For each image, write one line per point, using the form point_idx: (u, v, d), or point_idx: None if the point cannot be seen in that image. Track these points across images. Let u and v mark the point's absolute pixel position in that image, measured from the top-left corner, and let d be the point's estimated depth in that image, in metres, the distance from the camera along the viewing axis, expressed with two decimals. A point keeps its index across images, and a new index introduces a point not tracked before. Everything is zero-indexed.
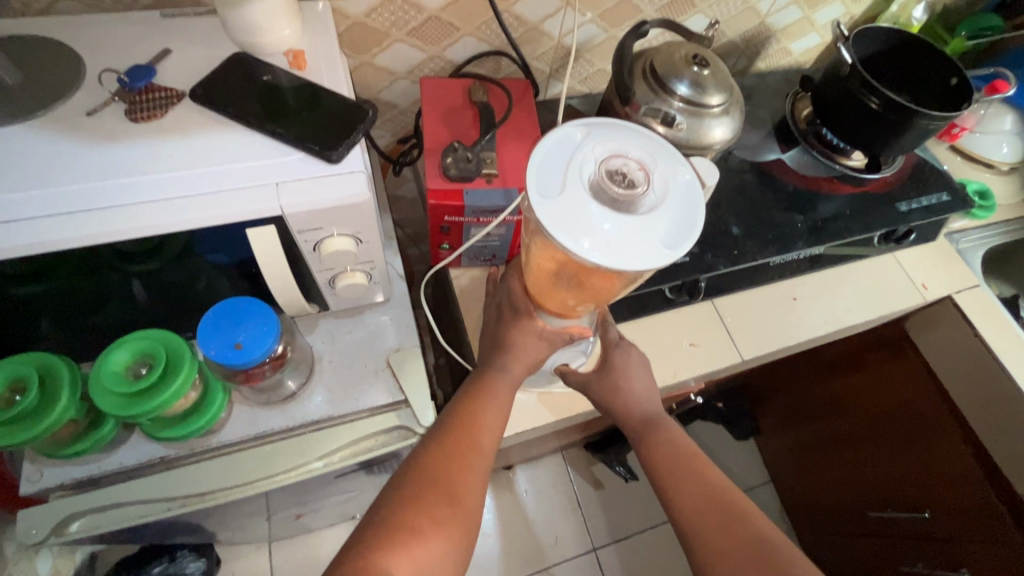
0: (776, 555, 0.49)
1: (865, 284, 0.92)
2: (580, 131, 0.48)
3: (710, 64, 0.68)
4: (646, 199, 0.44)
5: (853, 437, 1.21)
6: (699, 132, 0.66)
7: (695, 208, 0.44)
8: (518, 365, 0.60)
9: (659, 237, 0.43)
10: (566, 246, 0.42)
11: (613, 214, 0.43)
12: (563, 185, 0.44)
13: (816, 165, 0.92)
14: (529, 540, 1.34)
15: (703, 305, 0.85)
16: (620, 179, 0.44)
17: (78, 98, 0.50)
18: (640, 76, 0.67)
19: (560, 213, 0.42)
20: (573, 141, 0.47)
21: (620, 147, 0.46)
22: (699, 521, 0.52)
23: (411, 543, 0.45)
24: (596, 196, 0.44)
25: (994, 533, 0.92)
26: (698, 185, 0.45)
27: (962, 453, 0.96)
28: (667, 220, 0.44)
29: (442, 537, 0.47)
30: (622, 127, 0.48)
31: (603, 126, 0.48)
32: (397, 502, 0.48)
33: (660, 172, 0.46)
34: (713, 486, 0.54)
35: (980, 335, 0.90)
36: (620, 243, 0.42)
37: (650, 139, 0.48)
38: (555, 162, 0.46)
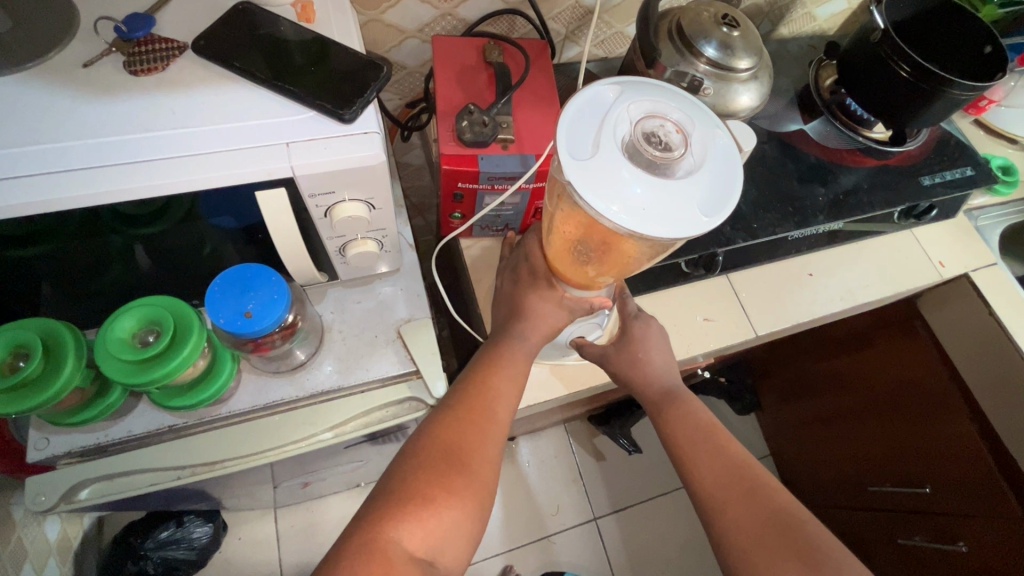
0: (796, 526, 0.49)
1: (882, 261, 0.90)
2: (614, 89, 0.45)
3: (740, 25, 0.64)
4: (682, 164, 0.42)
5: (857, 413, 1.22)
6: (725, 98, 0.64)
7: (733, 175, 0.42)
8: (535, 334, 0.59)
9: (695, 204, 0.41)
10: (596, 210, 0.40)
11: (648, 178, 0.41)
12: (595, 145, 0.42)
13: (838, 137, 0.89)
14: (531, 509, 1.36)
15: (718, 279, 0.83)
16: (655, 140, 0.42)
17: (73, 47, 0.47)
18: (667, 36, 0.64)
19: (592, 173, 0.40)
20: (605, 100, 0.45)
21: (656, 108, 0.44)
22: (717, 492, 0.52)
23: (425, 513, 0.45)
24: (629, 158, 0.41)
25: (994, 508, 0.94)
26: (737, 151, 0.43)
27: (967, 430, 0.96)
28: (704, 186, 0.42)
29: (457, 509, 0.46)
30: (660, 88, 0.45)
31: (638, 85, 0.46)
32: (412, 472, 0.47)
33: (698, 135, 0.44)
34: (732, 458, 0.54)
35: (995, 313, 0.89)
36: (653, 209, 0.40)
37: (688, 101, 0.46)
38: (586, 121, 0.43)
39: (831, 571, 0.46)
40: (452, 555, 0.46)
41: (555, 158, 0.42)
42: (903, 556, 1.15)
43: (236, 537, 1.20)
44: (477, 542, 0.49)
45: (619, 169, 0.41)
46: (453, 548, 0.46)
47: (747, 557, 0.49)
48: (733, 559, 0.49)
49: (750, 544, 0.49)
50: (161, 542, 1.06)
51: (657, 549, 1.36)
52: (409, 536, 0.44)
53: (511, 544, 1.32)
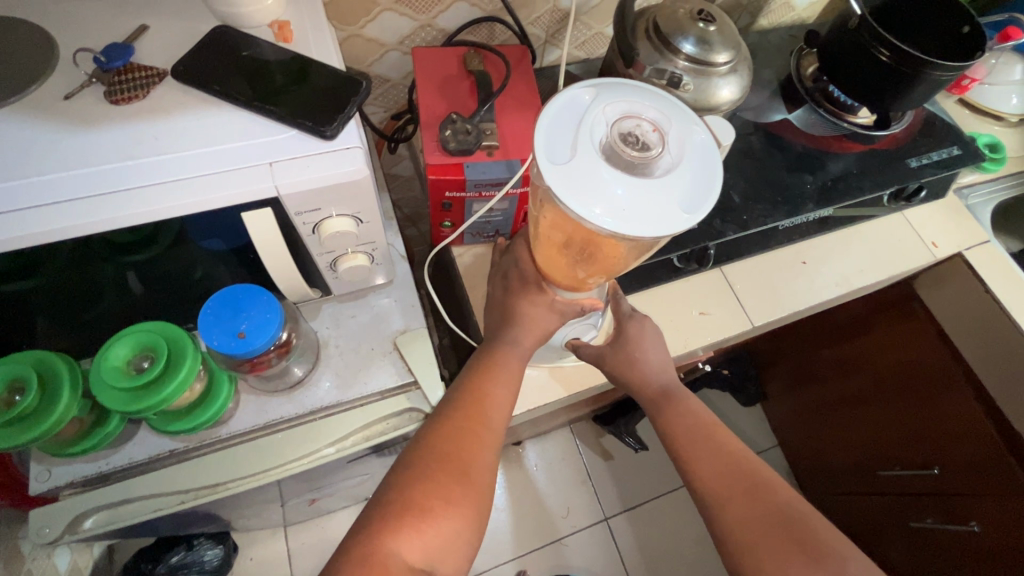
0: (799, 520, 0.49)
1: (875, 245, 0.90)
2: (586, 91, 0.45)
3: (716, 20, 0.65)
4: (661, 162, 0.42)
5: (861, 397, 1.22)
6: (706, 93, 0.64)
7: (714, 169, 0.42)
8: (529, 339, 0.59)
9: (676, 201, 0.41)
10: (579, 215, 0.40)
11: (627, 179, 0.41)
12: (572, 151, 0.42)
13: (823, 124, 0.90)
14: (542, 513, 1.36)
15: (712, 273, 0.84)
16: (632, 140, 0.42)
17: (53, 81, 0.47)
18: (645, 34, 0.64)
19: (572, 179, 0.41)
20: (578, 103, 0.45)
21: (629, 107, 0.44)
22: (717, 487, 0.52)
23: (426, 522, 0.45)
24: (607, 160, 0.42)
25: (1002, 486, 0.93)
26: (715, 145, 0.43)
27: (972, 408, 0.96)
28: (685, 181, 0.42)
29: (454, 516, 0.46)
30: (634, 86, 0.46)
31: (610, 86, 0.46)
32: (407, 483, 0.47)
33: (675, 132, 0.44)
34: (731, 453, 0.54)
35: (991, 292, 0.89)
36: (635, 209, 0.40)
37: (662, 98, 0.46)
38: (561, 125, 0.44)
39: (836, 562, 0.46)
40: (452, 564, 0.46)
41: (534, 165, 0.42)
42: (916, 539, 1.15)
43: (248, 558, 1.19)
44: (476, 550, 0.49)
45: (597, 171, 0.41)
46: (452, 557, 0.46)
47: (751, 551, 0.49)
48: (737, 554, 0.49)
49: (753, 538, 0.49)
50: (172, 567, 1.05)
51: (669, 546, 1.36)
52: (407, 549, 0.44)
53: (523, 548, 1.32)
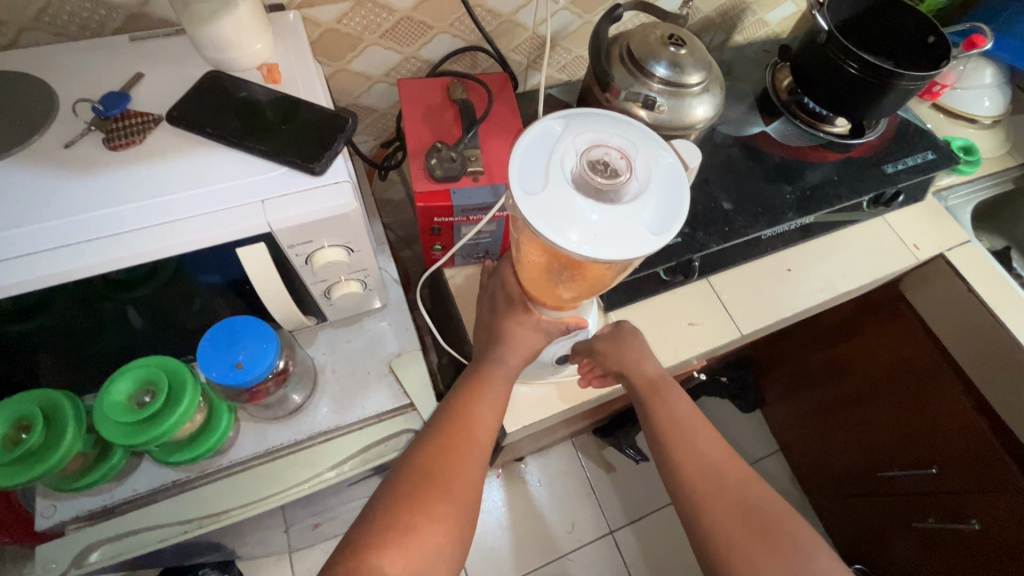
0: (773, 522, 0.52)
1: (858, 249, 0.92)
2: (556, 123, 0.48)
3: (686, 43, 0.68)
4: (629, 187, 0.45)
5: (857, 399, 1.23)
6: (681, 112, 0.67)
7: (680, 190, 0.45)
8: (515, 357, 0.61)
9: (645, 223, 0.43)
10: (554, 242, 0.43)
11: (598, 205, 0.43)
12: (545, 180, 0.44)
13: (800, 135, 0.92)
14: (547, 528, 1.36)
15: (699, 284, 0.85)
16: (600, 167, 0.45)
17: (54, 130, 0.49)
18: (620, 60, 0.67)
19: (546, 208, 0.43)
20: (549, 134, 0.47)
21: (597, 136, 0.47)
22: (706, 496, 0.53)
23: (413, 536, 0.46)
24: (578, 188, 0.44)
25: (997, 482, 0.94)
26: (680, 168, 0.45)
27: (963, 406, 0.98)
28: (653, 204, 0.44)
29: (438, 532, 0.47)
30: (601, 116, 0.48)
31: (578, 117, 0.48)
32: (392, 500, 0.48)
33: (642, 157, 0.46)
34: (719, 463, 0.55)
35: (974, 291, 0.91)
36: (606, 234, 0.42)
37: (628, 125, 0.49)
38: (533, 156, 0.46)
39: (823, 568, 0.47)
40: None
41: (509, 194, 0.45)
42: (919, 539, 1.15)
43: None
44: (461, 566, 0.49)
45: (569, 198, 0.43)
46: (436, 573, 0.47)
47: (730, 553, 0.51)
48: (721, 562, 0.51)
49: (731, 540, 0.51)
50: None
51: (675, 557, 1.36)
52: (393, 562, 0.44)
53: (529, 565, 1.32)
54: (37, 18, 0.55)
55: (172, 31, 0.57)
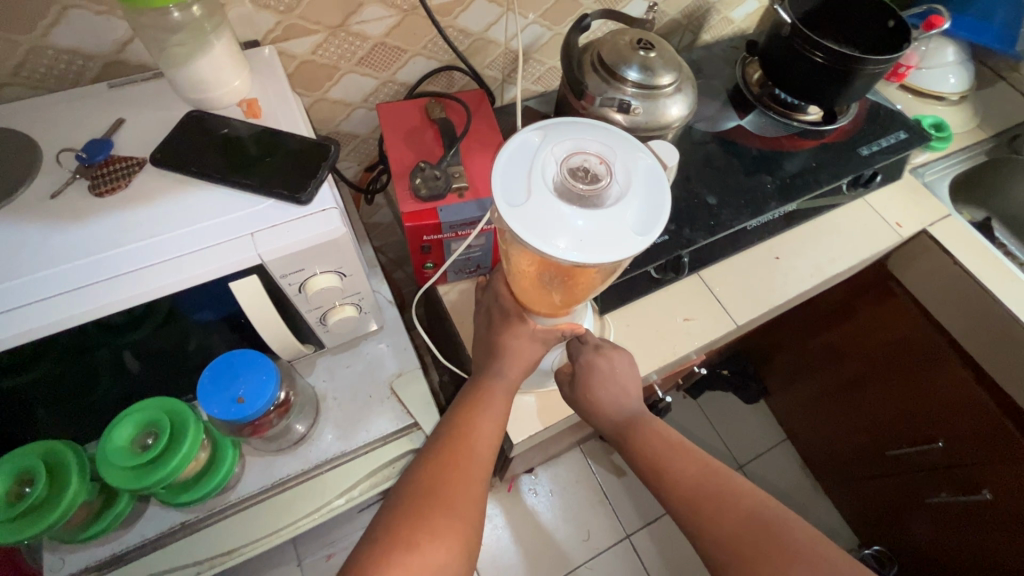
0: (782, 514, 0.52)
1: (842, 232, 0.94)
2: (535, 134, 0.49)
3: (655, 46, 0.70)
4: (611, 191, 0.46)
5: (858, 380, 1.24)
6: (656, 113, 0.68)
7: (661, 191, 0.46)
8: (513, 371, 0.61)
9: (628, 225, 0.44)
10: (542, 251, 0.43)
11: (581, 212, 0.44)
12: (528, 191, 0.45)
13: (775, 126, 0.94)
14: (563, 538, 1.35)
15: (690, 279, 0.86)
16: (582, 174, 0.46)
17: (38, 182, 0.50)
18: (592, 68, 0.69)
19: (531, 219, 0.43)
20: (529, 145, 0.48)
21: (576, 144, 0.48)
22: (715, 491, 0.54)
23: (415, 553, 0.46)
24: (561, 196, 0.45)
25: (1004, 450, 0.95)
26: (658, 168, 0.46)
27: (963, 377, 0.99)
28: (635, 206, 0.45)
29: (442, 548, 0.47)
30: (577, 125, 0.49)
31: (556, 127, 0.49)
32: (396, 519, 0.48)
33: (621, 162, 0.47)
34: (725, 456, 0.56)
35: (959, 264, 0.93)
36: (592, 239, 0.43)
37: (605, 132, 0.50)
38: (514, 167, 0.47)
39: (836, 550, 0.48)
40: None
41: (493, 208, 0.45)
42: (933, 515, 1.15)
43: None
44: None
45: (553, 206, 0.44)
46: None
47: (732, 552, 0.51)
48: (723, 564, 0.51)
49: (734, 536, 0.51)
50: None
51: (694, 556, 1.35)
52: None
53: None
54: (14, 73, 0.55)
55: (150, 75, 0.58)
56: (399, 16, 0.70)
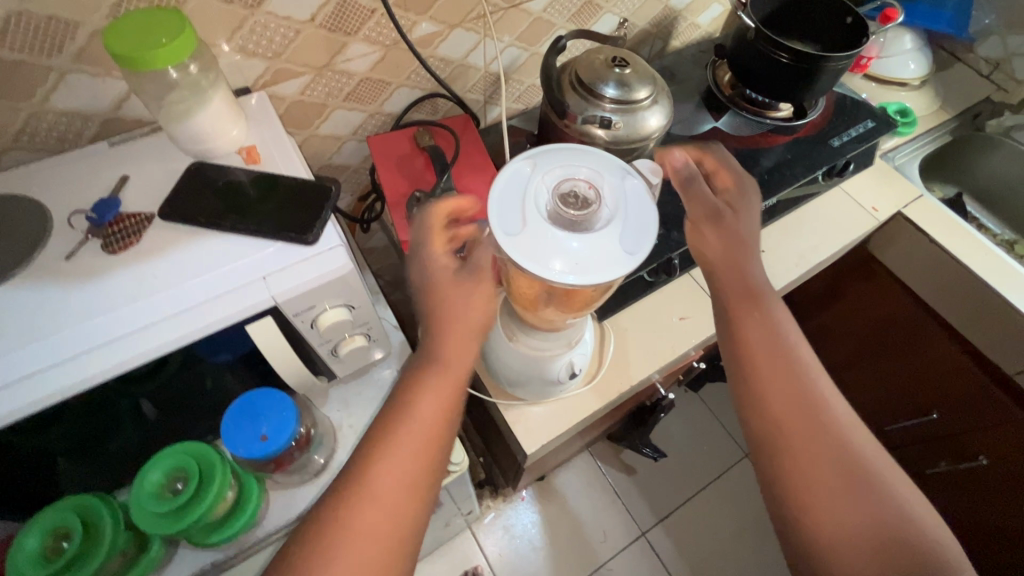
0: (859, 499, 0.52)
1: (822, 221, 0.98)
2: (526, 161, 0.51)
3: (630, 63, 0.73)
4: (601, 214, 0.48)
5: (851, 359, 1.28)
6: (636, 126, 0.71)
7: (649, 211, 0.49)
8: (473, 344, 0.56)
9: (621, 246, 0.47)
10: (540, 276, 0.46)
11: (576, 237, 0.47)
12: (523, 219, 0.47)
13: (749, 125, 0.98)
14: (581, 541, 1.37)
15: (682, 279, 0.89)
16: (573, 200, 0.48)
17: (50, 244, 0.51)
18: (571, 88, 0.72)
19: (527, 246, 0.46)
20: (520, 172, 0.50)
21: (566, 170, 0.50)
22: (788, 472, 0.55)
23: (339, 542, 0.45)
24: (554, 222, 0.47)
25: (998, 417, 1.02)
26: (644, 189, 0.49)
27: (951, 350, 1.05)
28: (625, 227, 0.48)
29: (356, 542, 0.46)
30: (564, 150, 0.52)
31: (546, 153, 0.52)
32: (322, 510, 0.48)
33: (609, 185, 0.50)
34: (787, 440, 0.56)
35: (935, 241, 0.97)
36: (588, 262, 0.46)
37: (592, 155, 0.52)
38: (508, 195, 0.49)
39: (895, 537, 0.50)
40: None
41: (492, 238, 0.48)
42: (934, 484, 1.21)
43: None
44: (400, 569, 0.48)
45: (549, 233, 0.47)
46: None
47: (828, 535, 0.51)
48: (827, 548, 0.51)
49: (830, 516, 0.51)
50: None
51: (709, 546, 1.38)
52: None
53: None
54: (15, 139, 0.57)
55: (148, 130, 0.60)
56: (381, 51, 0.73)
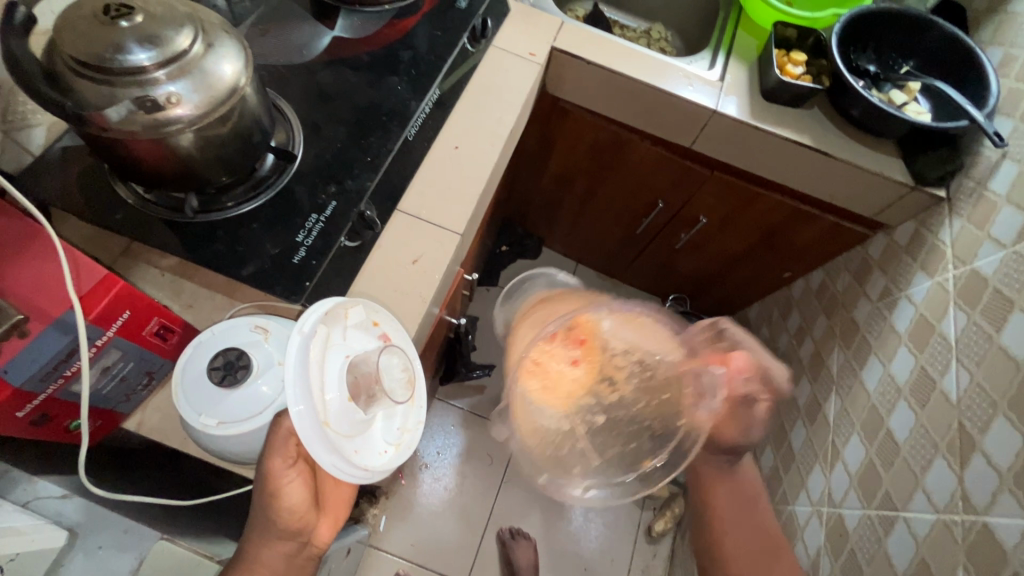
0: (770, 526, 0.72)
1: (493, 82, 0.89)
2: (369, 318, 0.58)
3: (139, 5, 0.51)
4: (347, 410, 0.52)
5: (589, 190, 1.39)
6: (205, 84, 0.52)
7: (343, 457, 0.51)
8: (303, 482, 0.53)
9: (333, 457, 0.50)
10: (293, 410, 0.48)
11: (334, 406, 0.51)
12: (313, 349, 0.51)
13: (370, 20, 0.85)
14: (474, 474, 1.48)
15: (396, 218, 0.73)
16: (359, 386, 0.54)
17: None
18: (75, 74, 0.49)
19: (296, 385, 0.49)
20: (358, 326, 0.56)
21: (388, 368, 0.56)
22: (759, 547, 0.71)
23: None
24: (329, 382, 0.51)
25: (699, 181, 1.21)
26: (361, 426, 0.53)
27: (649, 148, 1.17)
28: (363, 457, 0.53)
29: None
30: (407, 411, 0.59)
31: (396, 337, 0.59)
32: None
33: (397, 414, 0.58)
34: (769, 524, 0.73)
35: (590, 61, 1.01)
36: (301, 430, 0.48)
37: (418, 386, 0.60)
38: (335, 327, 0.54)
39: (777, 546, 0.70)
40: None
41: (292, 354, 0.50)
42: (687, 251, 1.47)
43: None
44: None
45: (329, 403, 0.51)
46: None
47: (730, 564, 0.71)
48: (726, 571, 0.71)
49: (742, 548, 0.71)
50: None
51: None
52: None
53: (488, 510, 1.45)
54: None
55: None
56: None
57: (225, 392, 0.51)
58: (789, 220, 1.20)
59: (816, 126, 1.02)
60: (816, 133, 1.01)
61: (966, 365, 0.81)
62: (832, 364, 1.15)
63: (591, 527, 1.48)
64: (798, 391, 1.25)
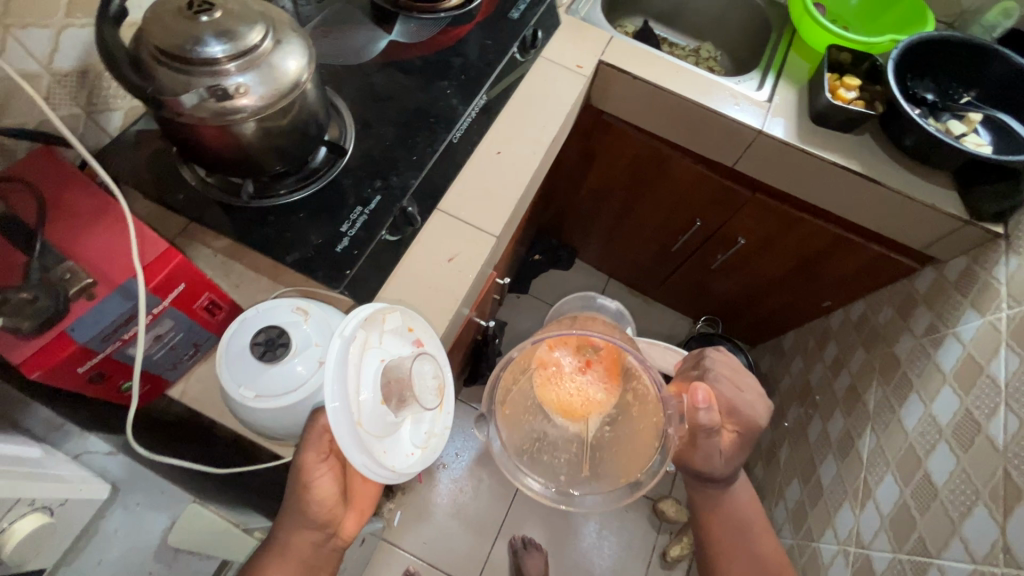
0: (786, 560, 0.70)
1: (539, 93, 0.91)
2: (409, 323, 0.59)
3: (219, 3, 0.56)
4: (378, 414, 0.54)
5: (627, 205, 1.40)
6: (269, 79, 0.56)
7: (373, 458, 0.52)
8: (332, 478, 0.56)
9: (364, 456, 0.51)
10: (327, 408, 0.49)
11: (366, 407, 0.53)
12: (352, 350, 0.53)
13: (426, 26, 0.88)
14: (489, 478, 1.48)
15: (435, 217, 0.75)
16: (392, 390, 0.55)
17: None
18: (155, 62, 0.53)
19: (333, 385, 0.50)
20: (394, 330, 0.58)
21: (421, 376, 0.56)
22: None
23: None
24: (364, 384, 0.53)
25: (740, 202, 1.19)
26: (389, 429, 0.55)
27: (689, 166, 1.17)
28: (390, 458, 0.55)
29: None
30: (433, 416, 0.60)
31: (429, 343, 0.60)
32: None
33: (425, 418, 0.60)
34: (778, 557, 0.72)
35: (636, 76, 1.02)
36: (336, 428, 0.49)
37: (447, 392, 0.61)
38: (373, 331, 0.56)
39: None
40: None
41: (330, 354, 0.52)
42: (723, 273, 1.44)
43: None
44: None
45: (362, 407, 0.53)
46: None
47: None
48: None
49: None
50: None
51: None
52: None
53: (502, 517, 1.44)
54: None
55: None
56: None
57: (264, 367, 0.53)
58: (832, 248, 1.17)
59: (865, 152, 1.00)
60: (864, 159, 0.99)
61: (1015, 409, 0.76)
62: (868, 400, 1.10)
63: (605, 545, 1.45)
64: (830, 424, 1.21)
